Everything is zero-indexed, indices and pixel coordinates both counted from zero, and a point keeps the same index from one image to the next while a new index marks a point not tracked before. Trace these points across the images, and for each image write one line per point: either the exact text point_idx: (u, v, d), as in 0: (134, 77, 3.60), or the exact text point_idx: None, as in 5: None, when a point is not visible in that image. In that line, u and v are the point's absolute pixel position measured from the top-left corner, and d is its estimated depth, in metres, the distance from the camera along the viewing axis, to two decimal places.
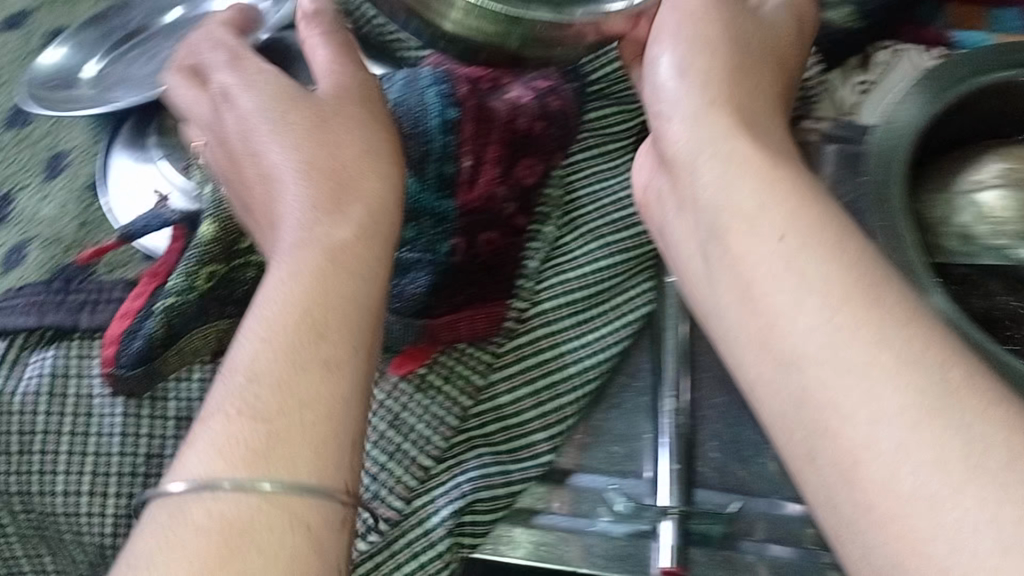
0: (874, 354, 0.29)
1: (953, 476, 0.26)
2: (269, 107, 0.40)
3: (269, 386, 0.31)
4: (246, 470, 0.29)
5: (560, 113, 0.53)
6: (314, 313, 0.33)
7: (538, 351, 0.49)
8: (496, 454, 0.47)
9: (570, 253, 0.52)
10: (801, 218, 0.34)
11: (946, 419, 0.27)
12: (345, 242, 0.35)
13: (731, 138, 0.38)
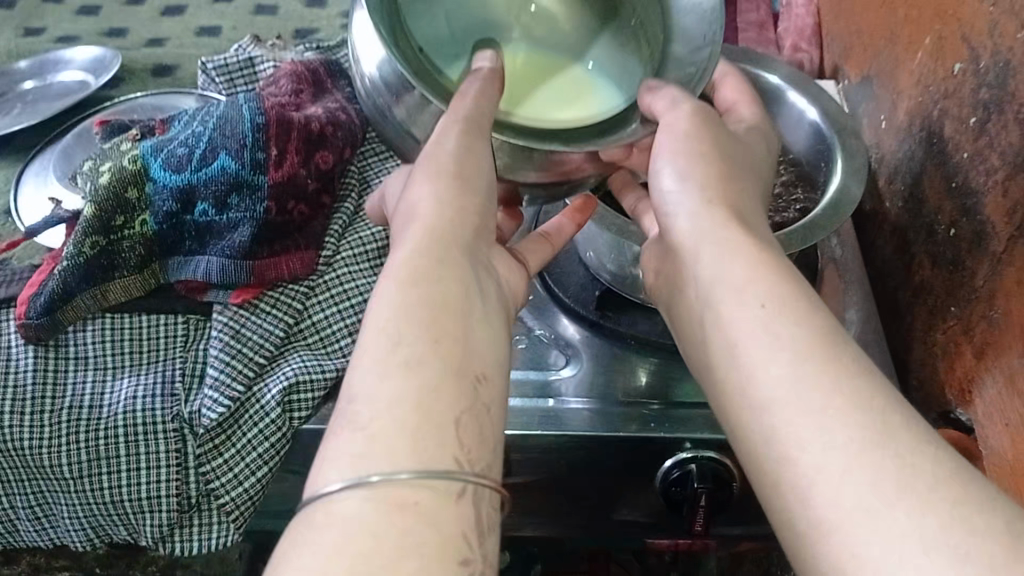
0: (802, 360, 0.40)
1: (863, 447, 0.36)
2: (423, 160, 0.49)
3: (387, 393, 0.39)
4: (372, 458, 0.37)
5: (347, 123, 0.72)
6: (422, 325, 0.42)
7: (342, 287, 0.67)
8: (315, 355, 0.64)
9: (364, 221, 0.71)
10: (779, 297, 0.43)
11: (847, 413, 0.38)
12: (444, 269, 0.44)
13: (722, 233, 0.47)
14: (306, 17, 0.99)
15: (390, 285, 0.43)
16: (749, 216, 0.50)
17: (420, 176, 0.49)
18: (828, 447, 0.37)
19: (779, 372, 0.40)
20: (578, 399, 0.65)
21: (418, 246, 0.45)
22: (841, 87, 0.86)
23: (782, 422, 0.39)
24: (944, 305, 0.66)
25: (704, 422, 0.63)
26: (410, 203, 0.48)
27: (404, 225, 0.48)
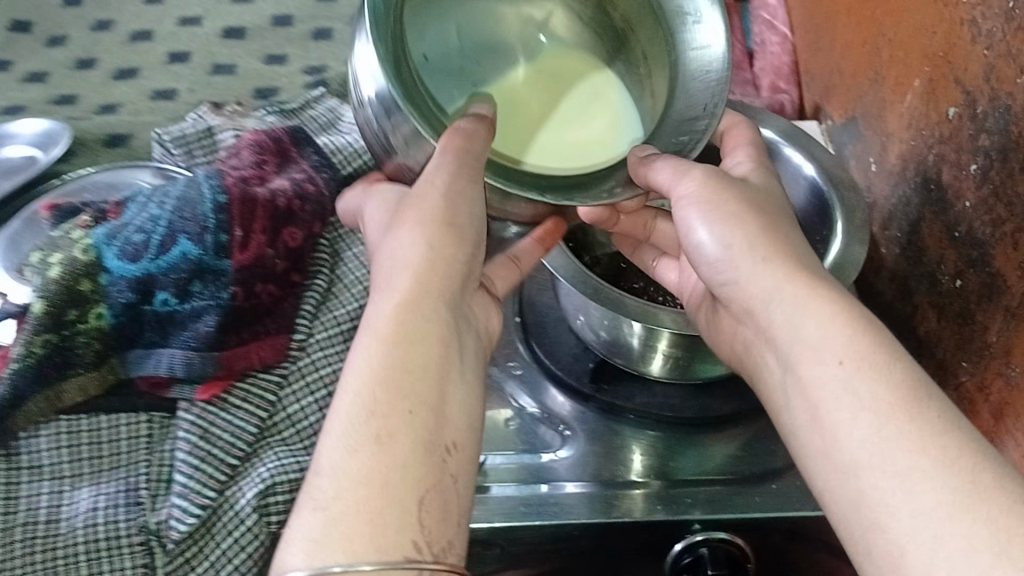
0: (877, 407, 0.39)
1: (954, 501, 0.35)
2: (406, 203, 0.47)
3: (369, 482, 0.38)
4: (357, 547, 0.37)
5: (315, 193, 0.68)
6: (401, 385, 0.41)
7: (316, 372, 0.63)
8: (291, 450, 0.60)
9: (338, 298, 0.67)
10: (855, 348, 0.41)
11: (936, 471, 0.36)
12: (435, 342, 0.43)
13: (790, 280, 0.45)
14: (265, 75, 0.95)
15: (370, 342, 0.42)
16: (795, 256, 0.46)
17: (404, 226, 0.46)
18: (919, 508, 0.35)
19: (871, 430, 0.38)
20: (576, 483, 0.61)
21: (400, 302, 0.43)
22: (825, 126, 0.84)
23: (879, 478, 0.37)
24: (954, 360, 0.62)
25: (712, 502, 0.59)
26: (390, 255, 0.46)
27: (386, 280, 0.45)
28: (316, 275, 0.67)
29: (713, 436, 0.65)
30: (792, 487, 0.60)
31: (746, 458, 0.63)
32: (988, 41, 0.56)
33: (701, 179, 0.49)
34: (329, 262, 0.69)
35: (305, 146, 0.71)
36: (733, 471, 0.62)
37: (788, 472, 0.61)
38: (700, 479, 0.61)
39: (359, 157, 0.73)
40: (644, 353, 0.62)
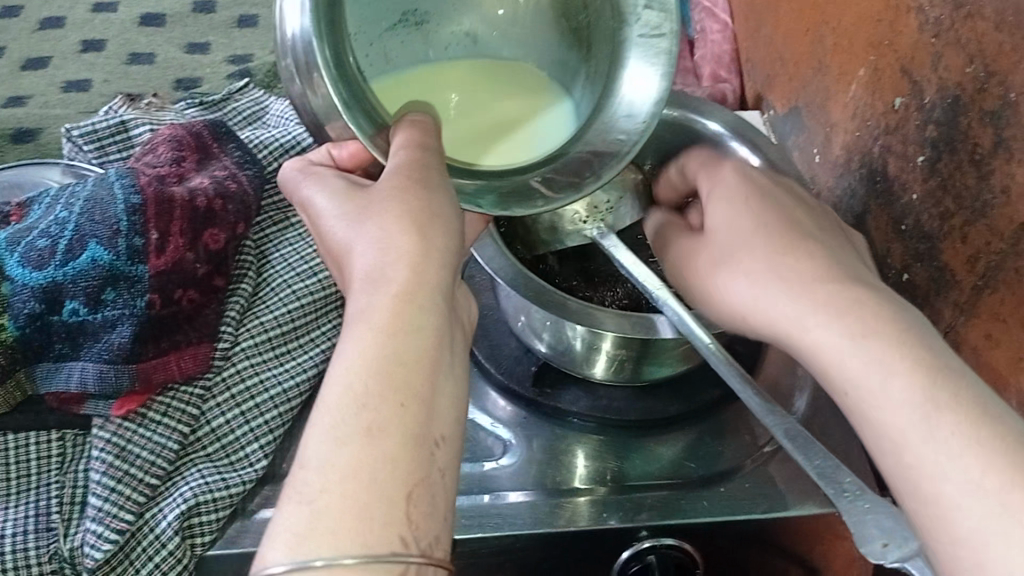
0: (913, 382, 0.34)
1: (989, 471, 0.32)
2: (378, 191, 0.43)
3: (350, 477, 0.33)
4: (340, 545, 0.32)
5: (238, 192, 0.63)
6: (390, 377, 0.36)
7: (242, 382, 0.59)
8: (216, 468, 0.56)
9: (264, 303, 0.63)
10: (855, 317, 0.37)
11: (979, 441, 0.32)
12: (427, 328, 0.38)
13: (779, 249, 0.41)
14: (186, 65, 0.90)
15: (361, 332, 0.37)
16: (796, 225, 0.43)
17: (382, 216, 0.42)
18: (966, 486, 0.32)
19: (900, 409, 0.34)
20: (522, 492, 0.59)
21: (392, 292, 0.39)
22: (767, 117, 0.82)
23: (924, 457, 0.33)
24: None
25: (660, 507, 0.57)
26: (368, 240, 0.41)
27: (367, 268, 0.40)
28: (240, 281, 0.63)
29: (658, 437, 0.63)
30: (740, 489, 0.58)
31: (693, 461, 0.61)
32: (935, 29, 0.55)
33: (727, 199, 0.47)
34: (254, 266, 0.65)
35: (227, 142, 0.67)
36: (680, 475, 0.60)
37: (736, 473, 0.60)
38: (648, 484, 0.59)
39: (284, 151, 0.70)
40: (587, 355, 0.60)
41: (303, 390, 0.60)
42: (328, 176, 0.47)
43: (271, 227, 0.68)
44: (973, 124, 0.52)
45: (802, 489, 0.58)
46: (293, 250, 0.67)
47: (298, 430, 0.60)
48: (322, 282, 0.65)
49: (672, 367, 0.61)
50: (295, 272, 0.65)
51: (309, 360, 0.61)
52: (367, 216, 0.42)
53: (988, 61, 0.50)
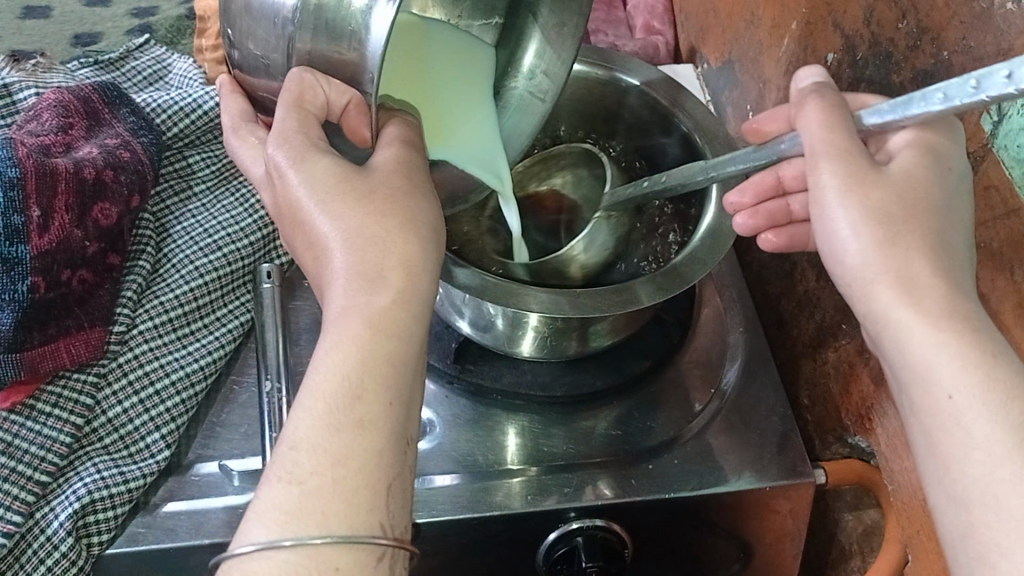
0: (975, 383, 0.32)
1: (1016, 456, 0.31)
2: (377, 182, 0.39)
3: (328, 461, 0.33)
4: (310, 520, 0.32)
5: (132, 162, 0.59)
6: (379, 376, 0.35)
7: (140, 368, 0.55)
8: (112, 461, 0.52)
9: (164, 280, 0.59)
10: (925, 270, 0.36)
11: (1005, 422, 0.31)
12: (413, 328, 0.37)
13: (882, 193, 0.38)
14: (86, 19, 0.84)
15: (356, 325, 0.35)
16: (932, 201, 0.38)
17: (373, 211, 0.38)
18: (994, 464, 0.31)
19: (945, 399, 0.33)
20: (450, 475, 0.56)
21: (394, 290, 0.37)
22: (701, 71, 0.79)
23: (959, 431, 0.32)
24: (823, 336, 0.59)
25: (586, 487, 0.55)
26: (358, 232, 0.38)
27: (360, 258, 0.37)
28: (139, 258, 0.59)
29: (587, 412, 0.60)
30: (669, 466, 0.56)
31: (623, 435, 0.59)
32: None
33: (822, 161, 0.39)
34: (153, 241, 0.61)
35: (119, 108, 0.63)
36: (610, 451, 0.57)
37: (667, 448, 0.57)
38: (575, 463, 0.57)
39: (184, 116, 0.65)
40: (512, 333, 0.57)
41: (208, 374, 0.57)
42: (299, 132, 0.40)
43: (170, 203, 0.63)
44: (906, 83, 0.49)
45: (732, 465, 0.56)
46: (194, 225, 0.62)
47: (202, 417, 0.56)
48: (227, 257, 0.61)
49: (602, 339, 0.59)
50: (200, 249, 0.61)
51: (215, 342, 0.58)
52: (366, 203, 0.38)
53: (922, 16, 0.47)
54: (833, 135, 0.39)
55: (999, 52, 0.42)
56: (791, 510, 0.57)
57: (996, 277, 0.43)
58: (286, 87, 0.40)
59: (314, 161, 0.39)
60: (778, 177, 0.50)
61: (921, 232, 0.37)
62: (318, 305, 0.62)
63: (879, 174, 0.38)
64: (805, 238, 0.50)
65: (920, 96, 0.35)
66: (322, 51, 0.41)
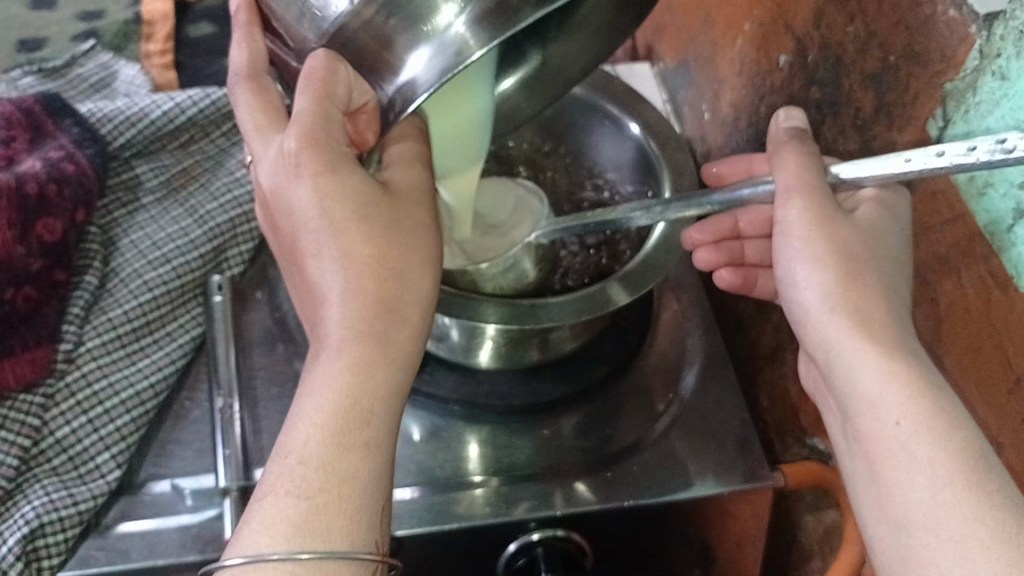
0: (912, 410, 0.35)
1: (958, 480, 0.32)
2: (389, 201, 0.39)
3: (325, 479, 0.34)
4: (303, 538, 0.33)
5: (76, 176, 0.58)
6: (376, 400, 0.36)
7: (88, 387, 0.54)
8: (62, 483, 0.51)
9: (112, 296, 0.58)
10: (875, 311, 0.38)
11: (938, 444, 0.33)
12: (409, 355, 0.38)
13: (858, 237, 0.40)
14: (31, 22, 0.82)
15: (359, 347, 0.36)
16: (888, 254, 0.40)
17: (384, 232, 0.38)
18: (930, 488, 0.33)
19: (893, 425, 0.35)
20: (412, 488, 0.55)
21: (402, 318, 0.38)
22: (657, 70, 0.79)
23: (895, 454, 0.34)
24: (779, 340, 0.59)
25: (546, 496, 0.54)
26: (366, 250, 0.37)
27: (364, 278, 0.37)
28: (86, 274, 0.58)
29: (547, 418, 0.60)
30: (629, 473, 0.56)
31: (583, 442, 0.58)
32: None
33: (791, 200, 0.40)
34: (101, 255, 0.59)
35: (62, 119, 0.61)
36: (569, 458, 0.57)
37: (628, 453, 0.57)
38: (535, 471, 0.56)
39: (131, 125, 0.63)
40: (471, 345, 0.57)
41: (159, 391, 0.56)
42: (324, 132, 0.38)
43: (118, 216, 0.62)
44: (856, 87, 0.49)
45: (691, 469, 0.56)
46: (143, 238, 0.61)
47: (155, 435, 0.55)
48: (177, 270, 0.60)
49: (563, 346, 0.60)
50: (150, 262, 0.60)
51: (166, 358, 0.57)
52: (391, 230, 0.38)
53: (869, 20, 0.47)
54: (803, 176, 0.41)
55: (944, 58, 0.42)
56: (752, 512, 0.57)
57: (944, 282, 0.44)
58: (310, 69, 0.37)
59: (343, 174, 0.38)
60: (735, 221, 0.51)
61: (883, 277, 0.39)
62: (272, 317, 0.61)
63: (841, 219, 0.40)
64: (756, 280, 0.53)
65: (876, 160, 0.39)
66: (358, 39, 0.38)
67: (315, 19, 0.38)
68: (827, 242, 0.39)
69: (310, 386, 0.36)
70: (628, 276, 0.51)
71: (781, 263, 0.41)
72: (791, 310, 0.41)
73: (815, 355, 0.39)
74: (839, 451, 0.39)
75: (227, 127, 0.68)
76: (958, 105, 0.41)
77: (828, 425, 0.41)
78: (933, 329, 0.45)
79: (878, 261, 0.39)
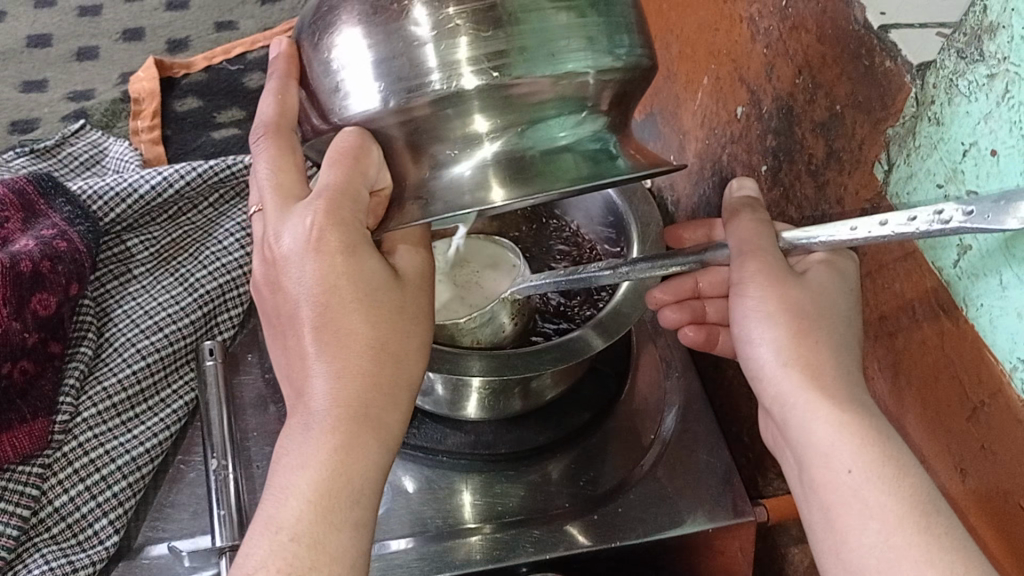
0: (862, 458, 0.37)
1: (905, 525, 0.35)
2: (393, 286, 0.40)
3: (315, 560, 0.36)
4: None
5: (69, 253, 0.60)
6: (364, 478, 0.38)
7: (85, 456, 0.56)
8: (62, 550, 0.52)
9: (107, 366, 0.60)
10: (828, 367, 0.40)
11: (888, 491, 0.36)
12: (394, 434, 0.40)
13: (814, 297, 0.42)
14: (22, 106, 0.85)
15: (355, 428, 0.38)
16: (840, 311, 0.42)
17: (388, 318, 0.39)
18: (882, 530, 0.35)
19: (845, 473, 0.37)
20: (405, 539, 0.57)
21: (392, 397, 0.39)
22: None
23: (847, 503, 0.37)
24: None
25: (537, 541, 0.56)
26: (371, 334, 0.39)
27: (369, 359, 0.38)
28: (80, 346, 0.60)
29: (534, 465, 0.61)
30: (616, 515, 0.57)
31: (570, 487, 0.60)
32: (766, 40, 0.55)
33: (744, 262, 0.43)
34: (94, 327, 0.61)
35: (54, 197, 0.63)
36: (559, 503, 0.59)
37: (615, 496, 0.59)
38: (527, 518, 0.58)
39: (121, 201, 0.65)
40: (458, 395, 0.59)
41: (154, 457, 0.57)
42: (346, 213, 0.39)
43: (110, 288, 0.64)
44: (807, 134, 0.52)
45: (678, 509, 0.58)
46: (135, 309, 0.63)
47: (151, 499, 0.57)
48: (169, 339, 0.62)
49: (545, 391, 0.62)
50: (143, 332, 0.62)
51: (160, 424, 0.59)
52: (393, 314, 0.40)
53: (815, 72, 0.50)
54: (756, 240, 0.44)
55: (883, 106, 0.45)
56: (740, 547, 0.59)
57: (901, 315, 0.46)
58: (343, 146, 0.38)
59: (362, 259, 0.39)
60: (695, 282, 0.55)
61: (835, 334, 0.42)
62: (263, 378, 0.63)
63: (797, 281, 0.42)
64: (718, 338, 0.55)
65: (828, 228, 0.40)
66: (391, 137, 0.39)
67: (343, 102, 0.39)
68: (783, 302, 0.42)
69: (303, 462, 0.37)
70: (602, 328, 0.54)
71: (743, 319, 0.43)
72: (751, 365, 0.43)
73: (774, 411, 0.42)
74: (797, 497, 0.41)
75: (213, 199, 0.71)
76: (899, 149, 0.44)
77: (786, 476, 0.43)
78: (891, 364, 0.47)
79: (826, 318, 0.42)
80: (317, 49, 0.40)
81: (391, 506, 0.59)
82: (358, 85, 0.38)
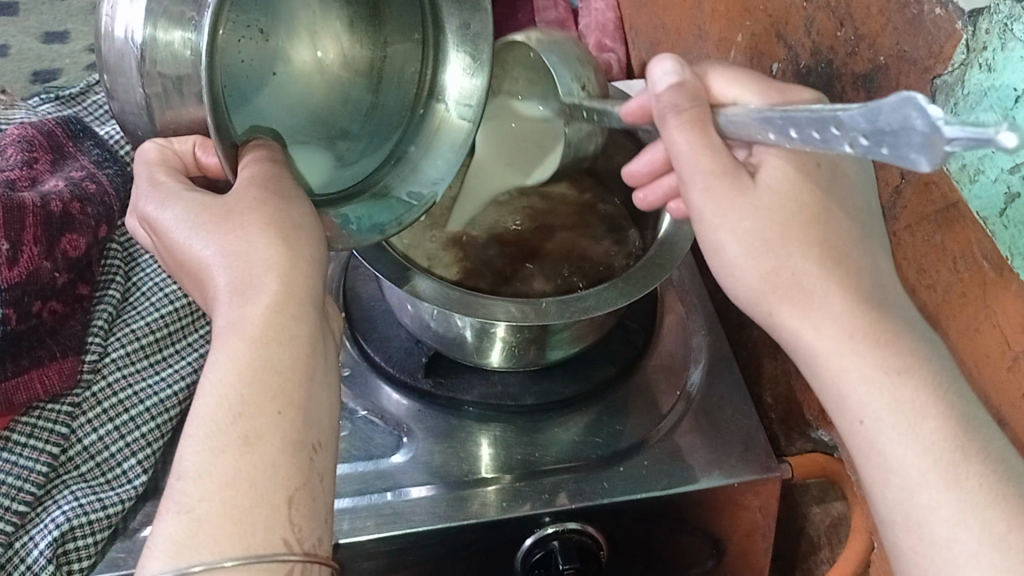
0: (896, 395, 0.35)
1: (932, 479, 0.34)
2: (230, 201, 0.40)
3: (230, 478, 0.33)
4: (216, 542, 0.32)
5: (98, 194, 0.60)
6: (266, 386, 0.35)
7: (114, 395, 0.56)
8: (89, 487, 0.52)
9: (133, 310, 0.60)
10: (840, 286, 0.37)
11: (910, 437, 0.34)
12: (286, 331, 0.37)
13: (797, 207, 0.38)
14: (43, 56, 0.84)
15: (232, 343, 0.36)
16: (849, 217, 0.39)
17: (236, 223, 0.39)
18: (911, 483, 0.34)
19: (859, 424, 0.36)
20: (426, 487, 0.56)
21: (269, 299, 0.37)
22: None
23: (871, 452, 0.35)
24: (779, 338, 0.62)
25: (560, 492, 0.56)
26: (221, 252, 0.39)
27: (226, 270, 0.38)
28: (108, 290, 0.60)
29: (558, 418, 0.61)
30: (640, 467, 0.57)
31: (595, 439, 0.60)
32: None
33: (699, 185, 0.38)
34: (122, 269, 0.61)
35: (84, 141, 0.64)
36: (580, 455, 0.58)
37: (638, 450, 0.59)
38: (553, 468, 0.58)
39: None
40: (481, 345, 0.59)
41: (183, 399, 0.56)
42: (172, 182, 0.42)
43: None
44: (847, 88, 0.52)
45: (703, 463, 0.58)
46: None
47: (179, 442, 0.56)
48: None
49: (563, 348, 0.61)
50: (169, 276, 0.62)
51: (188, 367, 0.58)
52: (243, 215, 0.39)
53: (858, 24, 0.50)
54: (710, 148, 0.39)
55: (931, 55, 0.44)
56: (761, 504, 0.59)
57: (940, 268, 0.46)
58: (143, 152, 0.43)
59: (190, 199, 0.41)
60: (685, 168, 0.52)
61: (835, 242, 0.38)
62: None
63: (755, 192, 0.38)
64: None
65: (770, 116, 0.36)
66: (172, 75, 0.40)
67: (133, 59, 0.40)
68: (763, 221, 0.38)
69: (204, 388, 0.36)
70: (639, 275, 0.54)
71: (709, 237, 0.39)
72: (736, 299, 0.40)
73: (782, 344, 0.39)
74: None
75: None
76: (945, 99, 0.44)
77: None
78: (931, 314, 0.47)
79: (823, 225, 0.38)
80: (107, 46, 0.41)
81: (417, 453, 0.59)
82: (151, 46, 0.39)
